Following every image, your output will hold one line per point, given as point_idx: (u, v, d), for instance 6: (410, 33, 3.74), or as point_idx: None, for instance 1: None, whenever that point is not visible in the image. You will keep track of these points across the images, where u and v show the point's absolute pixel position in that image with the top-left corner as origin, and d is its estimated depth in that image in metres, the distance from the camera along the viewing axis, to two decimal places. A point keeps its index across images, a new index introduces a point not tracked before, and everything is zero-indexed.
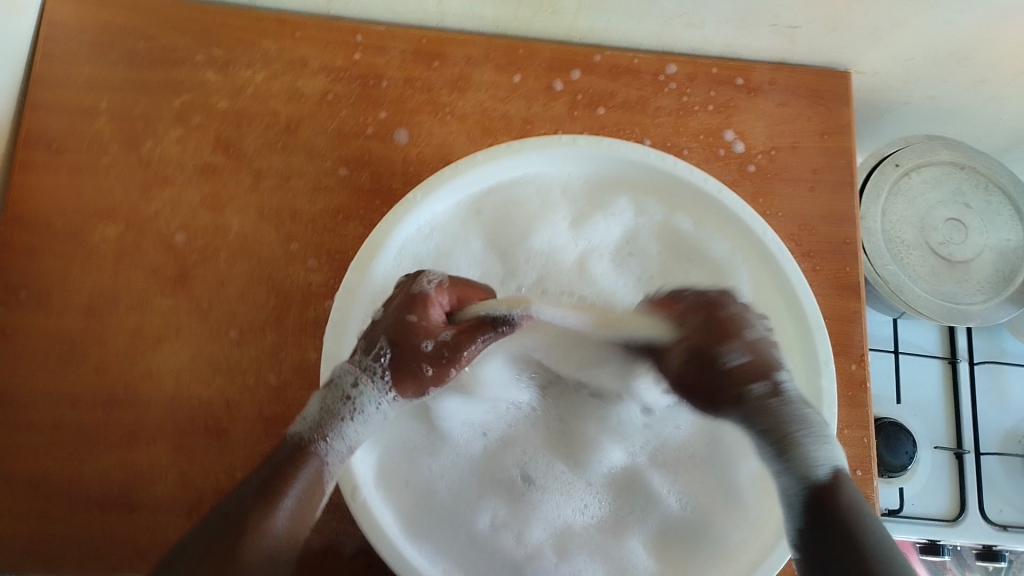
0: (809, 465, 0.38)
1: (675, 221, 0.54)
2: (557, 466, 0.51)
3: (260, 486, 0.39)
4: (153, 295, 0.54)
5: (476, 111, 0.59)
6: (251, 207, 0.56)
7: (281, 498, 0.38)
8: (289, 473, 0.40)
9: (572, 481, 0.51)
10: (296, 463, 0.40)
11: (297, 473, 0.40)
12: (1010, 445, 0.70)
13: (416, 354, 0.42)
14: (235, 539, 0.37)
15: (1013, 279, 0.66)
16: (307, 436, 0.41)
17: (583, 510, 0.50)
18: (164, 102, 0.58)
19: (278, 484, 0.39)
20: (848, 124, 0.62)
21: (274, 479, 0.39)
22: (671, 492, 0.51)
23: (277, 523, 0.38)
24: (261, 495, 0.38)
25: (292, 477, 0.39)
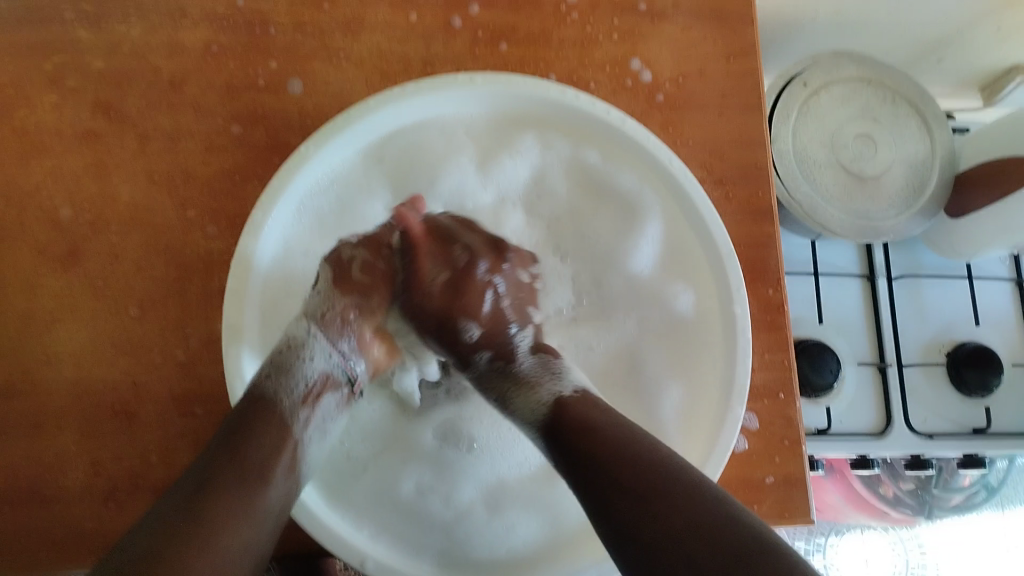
0: (534, 398, 0.42)
1: (582, 155, 0.53)
2: (493, 426, 0.49)
3: (224, 446, 0.37)
4: (43, 276, 0.51)
5: (373, 54, 0.56)
6: (140, 173, 0.53)
7: (272, 456, 0.38)
8: (261, 430, 0.39)
9: (512, 437, 0.49)
10: (263, 420, 0.39)
11: (263, 431, 0.39)
12: (931, 355, 0.72)
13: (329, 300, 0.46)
14: (203, 502, 0.34)
15: (923, 192, 0.66)
16: (265, 392, 0.41)
17: (521, 464, 0.49)
18: (34, 66, 0.54)
19: (246, 449, 0.37)
20: (753, 44, 0.60)
21: (237, 440, 0.38)
22: None
23: (245, 492, 0.35)
24: (229, 452, 0.37)
25: (254, 426, 0.39)
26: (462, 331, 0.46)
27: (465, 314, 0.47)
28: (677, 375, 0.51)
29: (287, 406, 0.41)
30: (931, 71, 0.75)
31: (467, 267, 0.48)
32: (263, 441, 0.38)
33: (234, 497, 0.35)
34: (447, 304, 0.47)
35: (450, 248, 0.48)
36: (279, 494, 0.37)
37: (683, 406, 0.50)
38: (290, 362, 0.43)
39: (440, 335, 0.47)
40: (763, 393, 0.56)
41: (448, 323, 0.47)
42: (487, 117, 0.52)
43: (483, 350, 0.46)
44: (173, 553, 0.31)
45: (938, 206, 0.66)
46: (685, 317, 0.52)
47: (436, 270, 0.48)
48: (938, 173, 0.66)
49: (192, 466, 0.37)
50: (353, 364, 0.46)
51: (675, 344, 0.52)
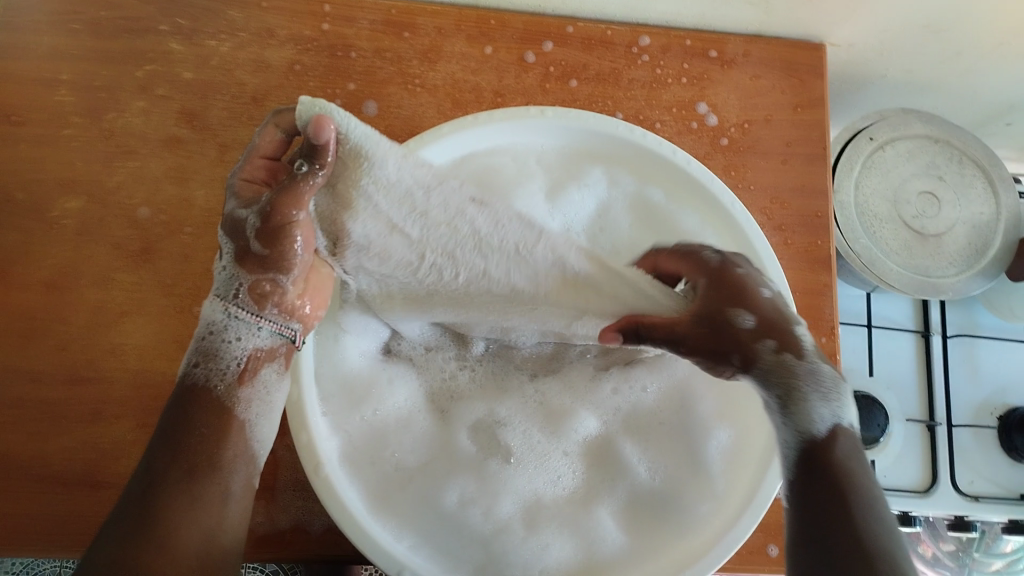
0: (810, 421, 0.40)
1: (647, 192, 0.53)
2: (527, 438, 0.49)
3: (165, 443, 0.39)
4: (117, 270, 0.53)
5: (447, 83, 0.58)
6: (216, 180, 0.55)
7: (221, 445, 0.40)
8: (198, 420, 0.40)
9: (544, 455, 0.48)
10: (196, 409, 0.40)
11: (203, 423, 0.40)
12: (982, 419, 0.71)
13: (243, 244, 0.40)
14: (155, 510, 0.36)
15: (985, 253, 0.66)
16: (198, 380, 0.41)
17: (555, 482, 0.48)
18: (127, 73, 0.56)
19: (185, 444, 0.39)
20: (821, 96, 0.61)
21: (179, 435, 0.39)
22: (641, 462, 0.49)
23: (195, 488, 0.38)
24: (172, 450, 0.39)
25: (195, 417, 0.40)
26: (733, 321, 0.41)
27: (735, 309, 0.41)
28: (725, 417, 0.49)
29: (220, 392, 0.41)
30: (998, 135, 0.75)
31: (713, 272, 0.43)
32: (206, 432, 0.40)
33: (181, 496, 0.37)
34: (718, 304, 0.41)
35: (705, 262, 0.43)
36: (237, 479, 0.41)
37: (728, 451, 0.48)
38: (216, 345, 0.41)
39: (715, 338, 0.41)
40: None
41: (724, 329, 0.41)
42: (557, 149, 0.53)
43: (773, 341, 0.41)
44: (128, 560, 0.35)
45: (999, 267, 0.66)
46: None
47: (699, 303, 0.42)
48: (1001, 235, 0.66)
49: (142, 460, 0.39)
50: (289, 326, 0.43)
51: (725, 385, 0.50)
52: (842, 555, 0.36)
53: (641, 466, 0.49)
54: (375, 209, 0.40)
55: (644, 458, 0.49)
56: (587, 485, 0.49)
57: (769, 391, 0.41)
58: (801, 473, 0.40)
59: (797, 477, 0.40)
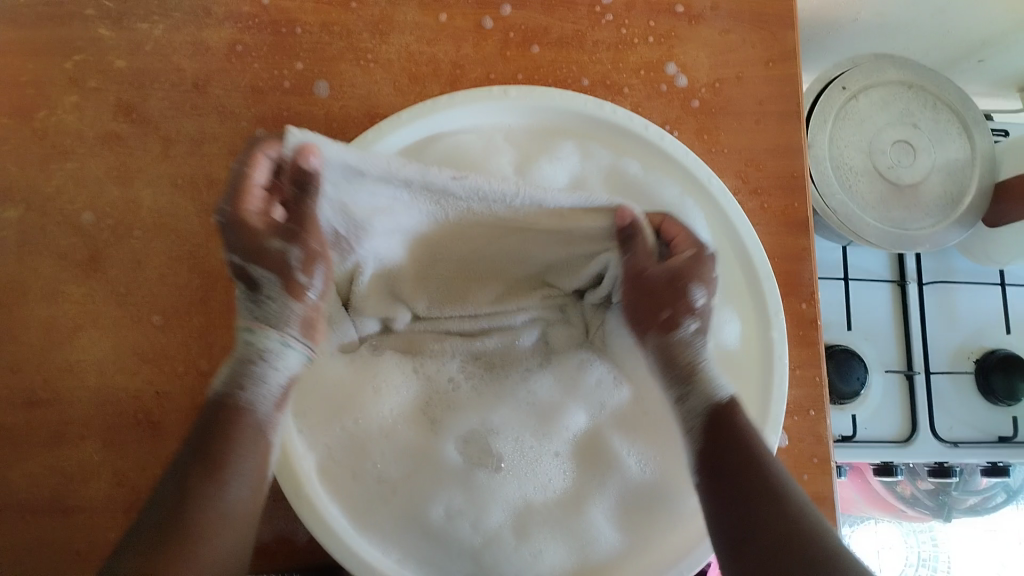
0: (709, 394, 0.41)
1: (623, 165, 0.49)
2: (518, 441, 0.47)
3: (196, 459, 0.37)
4: (65, 282, 0.50)
5: (401, 56, 0.55)
6: (163, 178, 0.52)
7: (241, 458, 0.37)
8: (226, 439, 0.37)
9: (535, 458, 0.47)
10: (218, 430, 0.37)
11: (236, 443, 0.37)
12: (959, 362, 0.71)
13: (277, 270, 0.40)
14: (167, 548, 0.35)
15: (961, 201, 0.65)
16: (226, 395, 0.38)
17: (547, 486, 0.47)
18: (54, 65, 0.52)
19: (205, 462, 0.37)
20: (794, 48, 0.59)
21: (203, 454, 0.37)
22: (631, 455, 0.48)
23: (211, 507, 0.36)
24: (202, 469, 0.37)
25: (226, 434, 0.37)
26: (689, 297, 0.44)
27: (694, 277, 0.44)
28: None
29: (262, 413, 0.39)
30: (970, 72, 0.73)
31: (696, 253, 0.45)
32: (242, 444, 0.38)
33: (207, 516, 0.36)
34: (683, 274, 0.44)
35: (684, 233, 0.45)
36: (246, 484, 0.38)
37: None
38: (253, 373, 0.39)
39: (666, 285, 0.44)
40: (793, 410, 0.55)
41: (677, 279, 0.44)
42: (524, 127, 0.49)
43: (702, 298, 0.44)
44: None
45: (975, 215, 0.65)
46: (730, 347, 0.48)
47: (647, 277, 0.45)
48: (977, 181, 0.64)
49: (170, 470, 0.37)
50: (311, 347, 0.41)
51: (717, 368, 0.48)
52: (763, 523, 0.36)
53: (633, 462, 0.48)
54: (358, 202, 0.41)
55: (636, 446, 0.49)
56: (578, 485, 0.48)
57: (672, 375, 0.43)
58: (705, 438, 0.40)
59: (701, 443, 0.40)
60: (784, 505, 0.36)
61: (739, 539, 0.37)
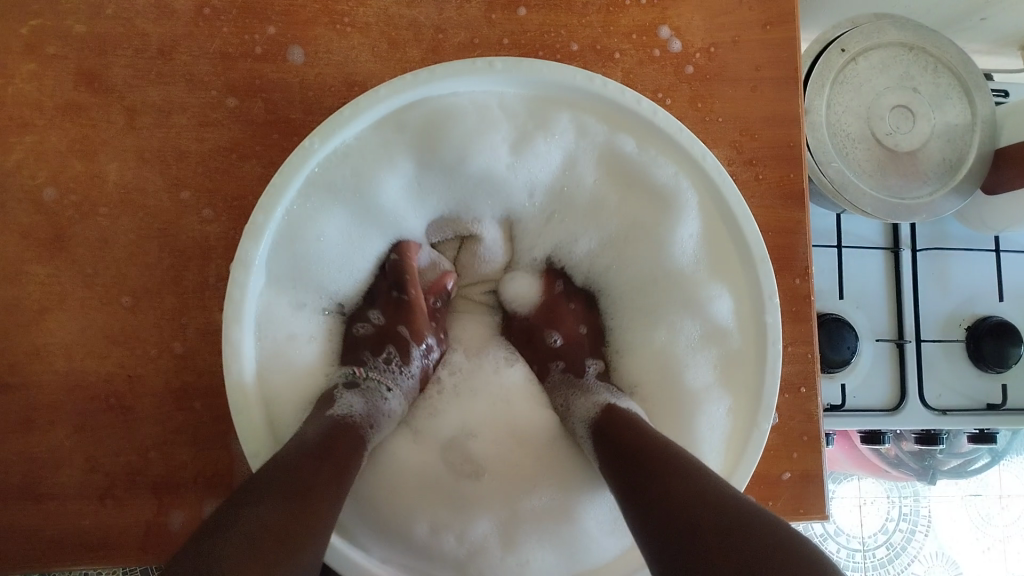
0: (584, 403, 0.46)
1: (618, 142, 0.46)
2: (499, 449, 0.46)
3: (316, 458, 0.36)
4: (28, 261, 0.48)
5: (379, 20, 0.52)
6: (129, 151, 0.49)
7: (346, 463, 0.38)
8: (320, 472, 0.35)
9: (519, 465, 0.46)
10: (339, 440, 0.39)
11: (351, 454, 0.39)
12: (951, 331, 0.70)
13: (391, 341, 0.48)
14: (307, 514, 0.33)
15: (959, 168, 0.63)
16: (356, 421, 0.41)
17: (532, 493, 0.45)
18: (8, 30, 0.49)
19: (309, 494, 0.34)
20: (792, 11, 0.56)
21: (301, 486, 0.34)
22: None
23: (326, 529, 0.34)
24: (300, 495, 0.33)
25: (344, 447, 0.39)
26: (544, 338, 0.52)
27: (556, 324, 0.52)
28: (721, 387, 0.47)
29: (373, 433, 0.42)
30: (972, 30, 0.70)
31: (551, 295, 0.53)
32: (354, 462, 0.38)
33: (329, 494, 0.35)
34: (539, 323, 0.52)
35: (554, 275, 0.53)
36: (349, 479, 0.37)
37: (723, 426, 0.46)
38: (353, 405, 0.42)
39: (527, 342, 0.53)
40: (783, 387, 0.54)
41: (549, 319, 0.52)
42: (519, 96, 0.45)
43: (558, 337, 0.52)
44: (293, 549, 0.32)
45: (974, 183, 0.62)
46: (724, 325, 0.47)
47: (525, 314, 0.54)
48: (976, 147, 0.63)
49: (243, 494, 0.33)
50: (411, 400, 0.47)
51: (718, 352, 0.47)
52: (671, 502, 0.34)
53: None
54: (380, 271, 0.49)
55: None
56: (568, 487, 0.46)
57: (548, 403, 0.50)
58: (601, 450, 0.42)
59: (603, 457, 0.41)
60: (690, 480, 0.35)
61: (651, 528, 0.34)
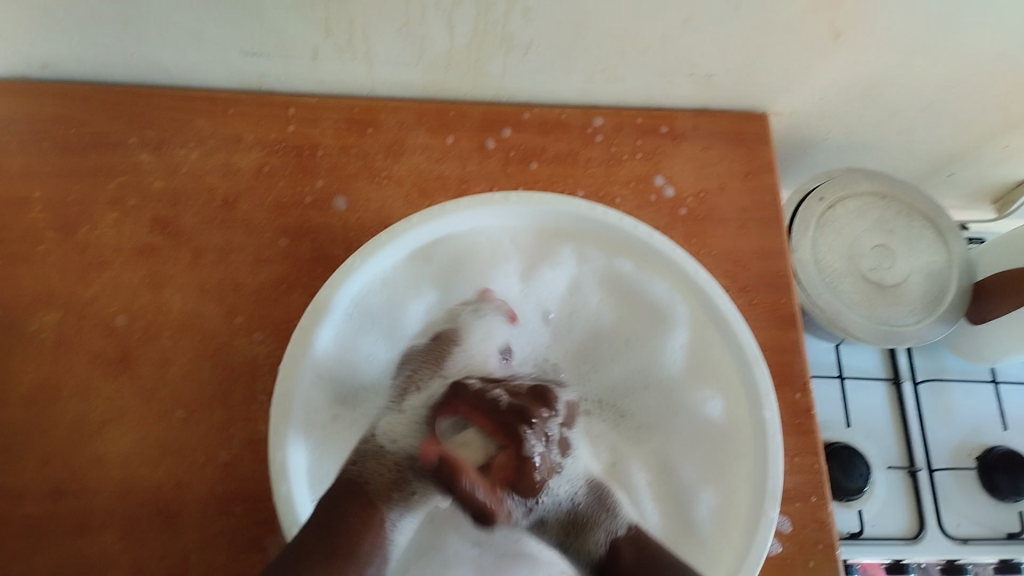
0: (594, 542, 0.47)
1: (615, 266, 0.56)
2: None
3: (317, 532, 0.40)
4: (96, 379, 0.53)
5: (412, 173, 0.60)
6: (192, 285, 0.56)
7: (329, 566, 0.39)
8: (351, 512, 0.42)
9: None
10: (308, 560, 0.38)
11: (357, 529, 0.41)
12: (961, 461, 0.72)
13: None
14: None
15: (942, 299, 0.69)
16: None
17: None
18: (99, 187, 0.58)
19: (339, 534, 0.40)
20: (768, 162, 0.64)
21: (334, 524, 0.41)
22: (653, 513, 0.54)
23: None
24: (326, 549, 0.39)
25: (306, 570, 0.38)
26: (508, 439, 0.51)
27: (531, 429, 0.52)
28: (711, 480, 0.53)
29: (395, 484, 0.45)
30: (941, 186, 0.79)
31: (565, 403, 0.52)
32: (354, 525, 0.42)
33: None
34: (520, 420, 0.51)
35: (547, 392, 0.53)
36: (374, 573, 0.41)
37: (716, 509, 0.52)
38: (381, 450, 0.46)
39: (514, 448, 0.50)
40: (794, 496, 0.56)
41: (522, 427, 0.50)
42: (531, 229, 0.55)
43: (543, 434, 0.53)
44: None
45: (957, 312, 0.68)
46: (715, 421, 0.54)
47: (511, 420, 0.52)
48: (956, 281, 0.69)
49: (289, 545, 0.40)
50: None
51: (704, 450, 0.54)
52: None
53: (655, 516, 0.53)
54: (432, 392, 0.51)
55: (648, 498, 0.54)
56: None
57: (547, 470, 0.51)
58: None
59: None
60: None
61: None
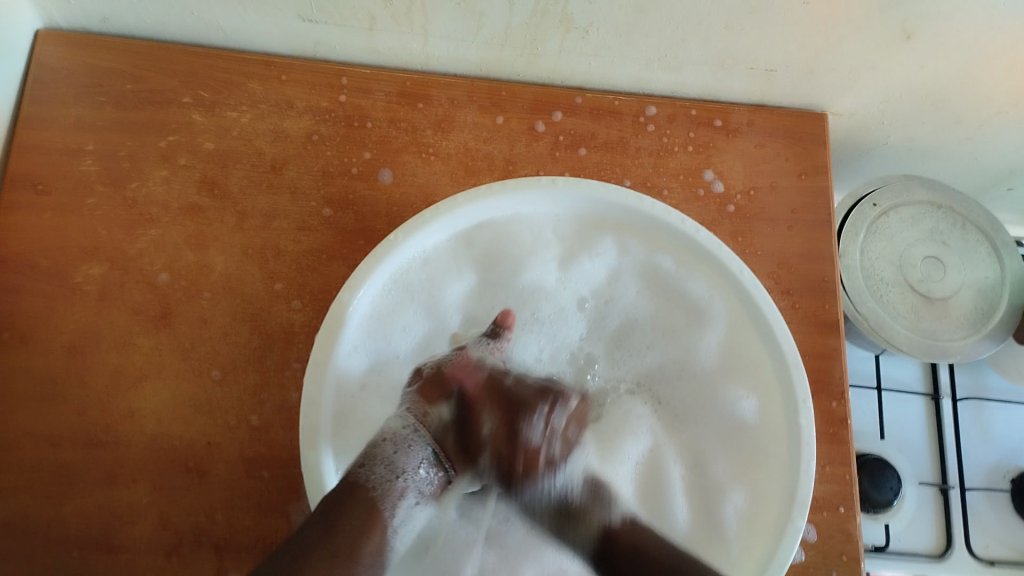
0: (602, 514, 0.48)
1: (657, 260, 0.55)
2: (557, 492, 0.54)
3: (320, 525, 0.41)
4: (137, 334, 0.54)
5: (459, 151, 0.60)
6: (235, 248, 0.56)
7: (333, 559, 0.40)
8: (354, 512, 0.43)
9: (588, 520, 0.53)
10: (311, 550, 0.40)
11: (357, 516, 0.43)
12: (994, 482, 0.70)
13: None
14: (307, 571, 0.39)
15: (991, 316, 0.67)
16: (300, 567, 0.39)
17: None
18: (150, 144, 0.58)
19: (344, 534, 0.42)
20: (824, 164, 0.63)
21: (336, 518, 0.42)
22: (682, 512, 0.53)
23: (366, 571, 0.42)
24: (325, 543, 0.41)
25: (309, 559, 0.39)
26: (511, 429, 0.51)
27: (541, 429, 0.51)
28: (741, 481, 0.53)
29: (400, 486, 0.47)
30: (1000, 199, 0.76)
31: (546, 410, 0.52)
32: (357, 521, 0.43)
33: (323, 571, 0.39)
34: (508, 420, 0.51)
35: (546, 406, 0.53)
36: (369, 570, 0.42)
37: (745, 512, 0.51)
38: (388, 453, 0.47)
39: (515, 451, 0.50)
40: (821, 505, 0.55)
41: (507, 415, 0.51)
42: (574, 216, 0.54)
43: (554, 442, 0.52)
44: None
45: (1005, 331, 0.67)
46: (748, 423, 0.53)
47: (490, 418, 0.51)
48: (1006, 299, 0.67)
49: (291, 538, 0.41)
50: None
51: (735, 451, 0.54)
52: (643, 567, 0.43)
53: (681, 514, 0.53)
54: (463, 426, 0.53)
55: (677, 494, 0.54)
56: None
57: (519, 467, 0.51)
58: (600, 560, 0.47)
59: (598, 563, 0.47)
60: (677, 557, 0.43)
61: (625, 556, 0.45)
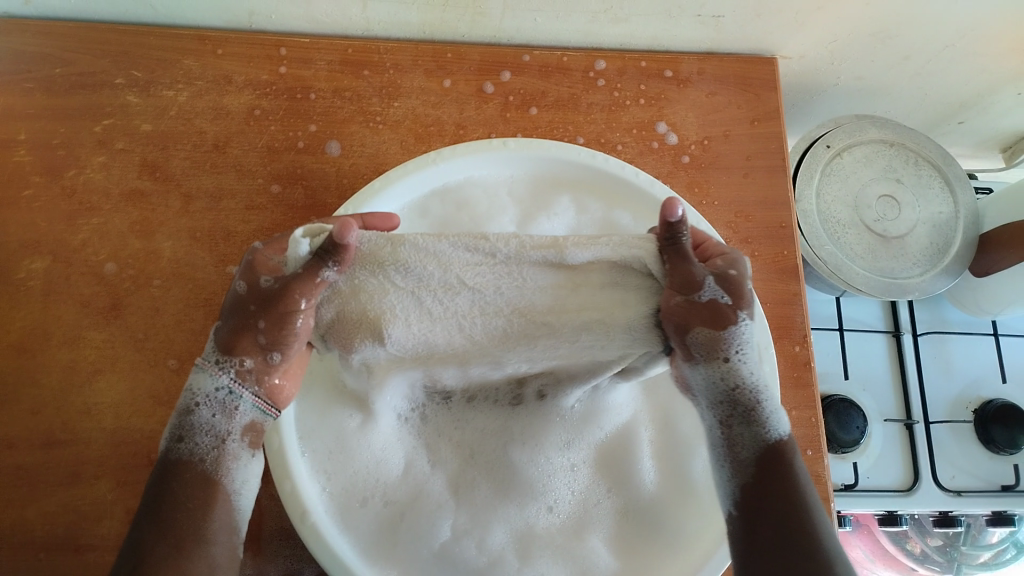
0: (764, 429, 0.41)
1: (615, 217, 0.53)
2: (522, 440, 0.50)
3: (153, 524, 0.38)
4: (86, 328, 0.52)
5: (407, 117, 0.58)
6: (183, 232, 0.55)
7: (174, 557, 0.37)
8: (183, 494, 0.39)
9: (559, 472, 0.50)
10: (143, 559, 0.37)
11: (185, 495, 0.39)
12: (958, 413, 0.72)
13: None
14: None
15: (947, 251, 0.67)
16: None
17: (554, 507, 0.49)
18: (85, 129, 0.56)
19: (179, 524, 0.38)
20: (775, 109, 0.62)
21: (166, 510, 0.39)
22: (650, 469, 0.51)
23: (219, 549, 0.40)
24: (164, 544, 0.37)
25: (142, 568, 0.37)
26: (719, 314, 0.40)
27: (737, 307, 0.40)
28: None
29: (229, 449, 0.41)
30: (952, 133, 0.77)
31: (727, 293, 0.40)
32: (192, 504, 0.39)
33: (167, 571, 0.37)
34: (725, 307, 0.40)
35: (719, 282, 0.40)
36: (222, 547, 0.40)
37: None
38: (203, 421, 0.41)
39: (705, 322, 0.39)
40: None
41: (689, 284, 0.38)
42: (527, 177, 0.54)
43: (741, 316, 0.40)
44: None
45: (961, 265, 0.67)
46: None
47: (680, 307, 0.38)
48: (962, 233, 0.68)
49: (126, 544, 0.38)
50: None
51: None
52: (797, 543, 0.38)
53: (648, 472, 0.51)
54: (431, 341, 0.38)
55: (648, 455, 0.51)
56: (584, 502, 0.50)
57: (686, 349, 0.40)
58: (755, 474, 0.41)
59: (750, 477, 0.41)
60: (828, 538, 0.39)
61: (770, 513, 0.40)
